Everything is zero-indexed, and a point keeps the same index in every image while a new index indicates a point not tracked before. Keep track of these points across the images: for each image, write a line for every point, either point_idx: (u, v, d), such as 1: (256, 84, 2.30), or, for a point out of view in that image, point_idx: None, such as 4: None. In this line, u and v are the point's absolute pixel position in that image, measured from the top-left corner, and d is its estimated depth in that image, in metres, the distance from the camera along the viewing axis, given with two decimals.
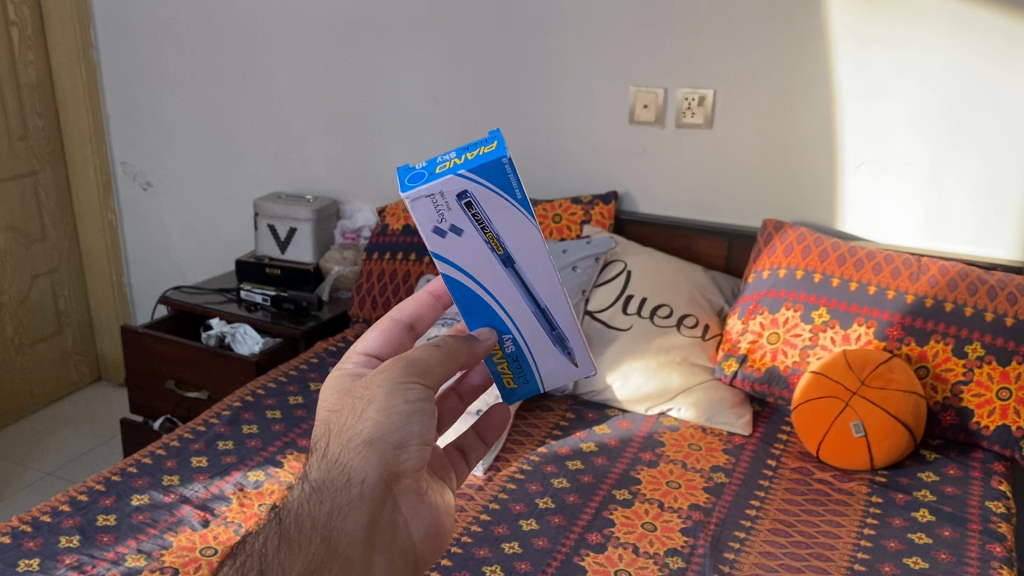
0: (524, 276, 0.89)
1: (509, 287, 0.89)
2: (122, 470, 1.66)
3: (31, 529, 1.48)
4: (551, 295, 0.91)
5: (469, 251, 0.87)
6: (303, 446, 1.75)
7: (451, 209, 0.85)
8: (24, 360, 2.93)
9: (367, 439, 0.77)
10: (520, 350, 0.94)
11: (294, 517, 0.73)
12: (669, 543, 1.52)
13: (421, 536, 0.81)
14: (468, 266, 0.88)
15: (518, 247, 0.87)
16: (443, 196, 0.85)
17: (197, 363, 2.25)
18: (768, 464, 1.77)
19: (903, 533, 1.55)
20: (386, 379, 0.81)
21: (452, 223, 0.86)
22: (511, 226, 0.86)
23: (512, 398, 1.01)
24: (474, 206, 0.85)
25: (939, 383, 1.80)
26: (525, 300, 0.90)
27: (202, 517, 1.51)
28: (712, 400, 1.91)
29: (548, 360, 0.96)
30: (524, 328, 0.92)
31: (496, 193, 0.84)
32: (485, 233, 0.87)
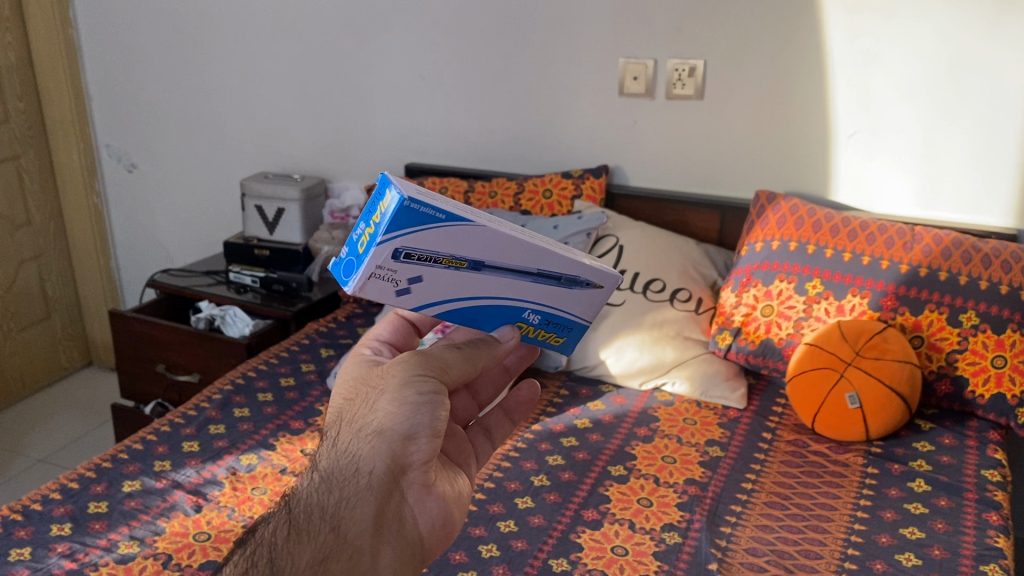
0: (500, 264, 0.86)
1: (495, 281, 0.87)
2: (113, 456, 1.64)
3: (21, 518, 1.46)
4: (534, 257, 0.86)
5: (440, 283, 0.85)
6: (296, 429, 1.74)
7: (396, 271, 0.83)
8: (14, 346, 2.90)
9: (378, 429, 0.77)
10: (546, 313, 0.91)
11: (303, 505, 0.72)
12: (665, 518, 1.51)
13: (430, 527, 0.78)
14: (449, 292, 0.86)
15: (477, 250, 0.84)
16: (384, 267, 0.82)
17: (186, 346, 2.23)
18: (763, 437, 1.76)
19: (900, 503, 1.54)
20: (396, 373, 0.81)
21: (407, 277, 0.83)
22: (453, 241, 0.83)
23: (569, 348, 0.97)
24: (412, 253, 0.82)
25: (934, 352, 1.80)
26: (518, 279, 0.87)
27: (194, 502, 1.50)
28: (707, 374, 1.91)
29: (575, 302, 0.91)
30: (534, 297, 0.89)
31: (421, 229, 0.81)
32: (441, 261, 0.84)
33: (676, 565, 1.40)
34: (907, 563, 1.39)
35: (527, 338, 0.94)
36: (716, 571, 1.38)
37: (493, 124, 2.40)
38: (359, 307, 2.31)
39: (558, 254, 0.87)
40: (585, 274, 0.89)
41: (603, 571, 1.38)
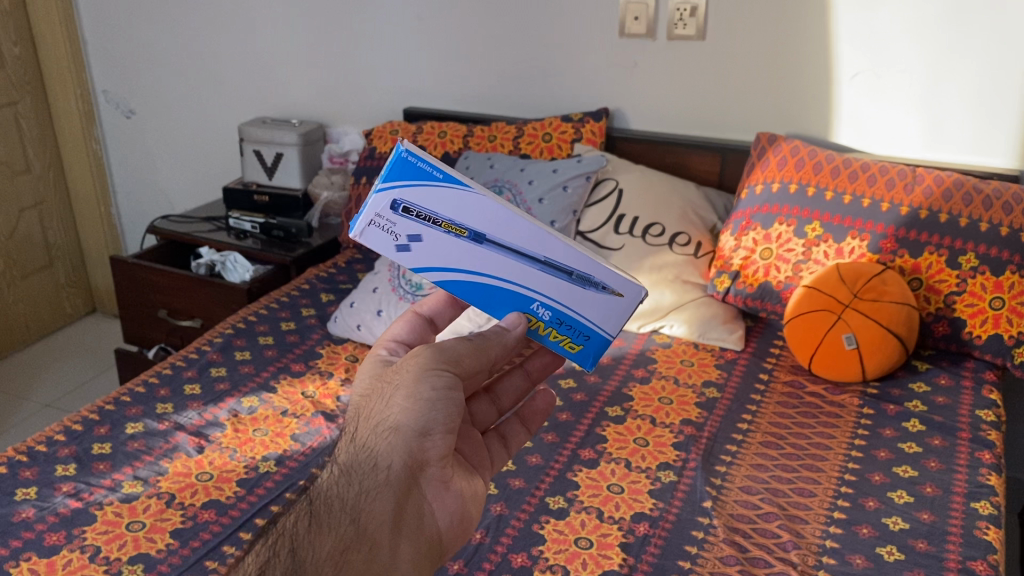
0: (500, 240, 0.97)
1: (497, 258, 0.97)
2: (116, 399, 1.65)
3: (27, 459, 1.47)
4: (538, 243, 0.97)
5: (438, 244, 0.97)
6: (297, 372, 1.76)
7: (395, 222, 0.96)
8: (18, 293, 2.91)
9: (394, 425, 0.84)
10: (557, 310, 0.99)
11: (324, 497, 0.78)
12: (660, 457, 1.54)
13: (448, 522, 0.85)
14: (451, 261, 0.97)
15: (476, 219, 0.96)
16: (384, 216, 0.96)
17: (187, 292, 2.23)
18: (760, 378, 1.77)
19: (894, 443, 1.56)
20: (412, 369, 0.88)
21: (406, 233, 0.97)
22: (451, 204, 0.96)
23: (588, 360, 1.03)
24: (411, 208, 0.96)
25: (932, 294, 1.80)
26: (523, 262, 0.97)
27: (196, 443, 1.53)
28: (706, 317, 1.91)
29: (587, 304, 0.99)
30: (541, 287, 0.98)
31: (419, 183, 0.95)
32: (440, 223, 0.96)
33: (670, 503, 1.42)
34: (898, 500, 1.41)
35: (541, 338, 1.02)
36: (710, 508, 1.40)
37: (493, 66, 2.37)
38: (360, 252, 2.31)
39: (562, 243, 0.97)
40: (598, 276, 0.98)
41: (598, 509, 1.41)
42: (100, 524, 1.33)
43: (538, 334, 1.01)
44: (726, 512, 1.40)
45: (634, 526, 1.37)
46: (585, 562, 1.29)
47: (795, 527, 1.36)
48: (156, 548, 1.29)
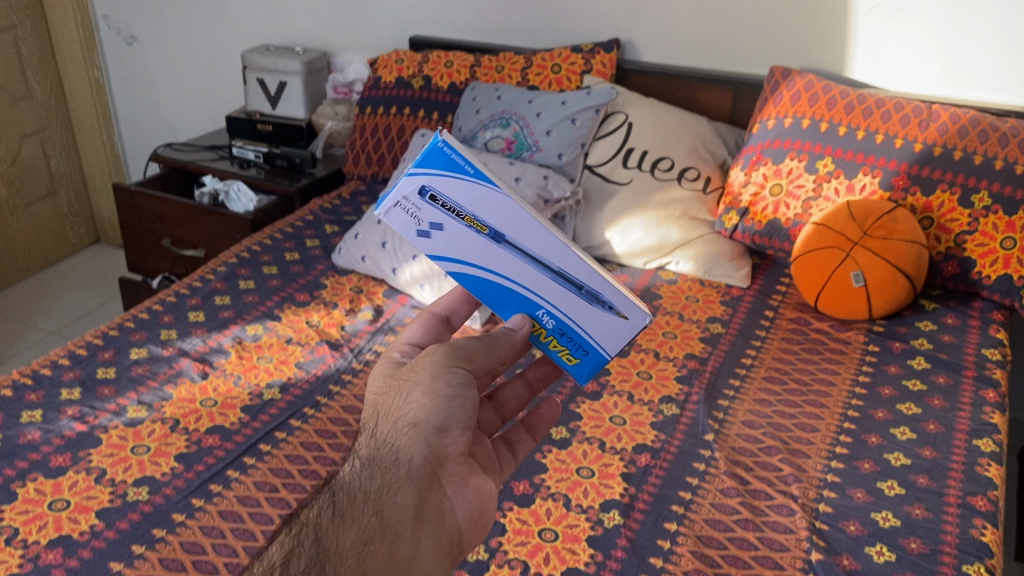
0: (518, 243, 0.94)
1: (510, 259, 0.95)
2: (120, 325, 1.65)
3: (32, 382, 1.47)
4: (553, 252, 0.93)
5: (456, 236, 0.96)
6: (301, 302, 1.75)
7: (421, 208, 0.97)
8: (21, 222, 2.90)
9: (414, 421, 0.82)
10: (561, 321, 0.96)
11: (346, 490, 0.76)
12: (663, 391, 1.54)
13: (468, 519, 0.82)
14: (465, 254, 0.96)
15: (497, 218, 0.94)
16: (411, 200, 0.98)
17: (191, 221, 2.22)
18: (765, 315, 1.77)
19: (899, 380, 1.56)
20: (429, 365, 0.87)
21: (430, 220, 0.97)
22: (476, 199, 0.94)
23: (584, 374, 0.99)
24: (438, 196, 0.96)
25: (943, 233, 1.78)
26: (534, 268, 0.94)
27: (201, 369, 1.53)
28: (711, 256, 1.89)
29: (592, 320, 0.95)
30: (548, 295, 0.95)
31: (448, 174, 0.95)
32: (463, 216, 0.95)
33: (673, 435, 1.43)
34: (901, 437, 1.41)
35: (544, 345, 0.99)
36: (712, 442, 1.41)
37: None
38: (364, 184, 2.29)
39: (575, 255, 0.93)
40: (607, 295, 0.93)
41: (601, 440, 1.42)
42: (106, 447, 1.34)
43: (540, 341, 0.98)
44: (728, 445, 1.41)
45: (636, 457, 1.38)
46: (586, 491, 1.31)
47: (797, 460, 1.37)
48: (162, 471, 1.30)
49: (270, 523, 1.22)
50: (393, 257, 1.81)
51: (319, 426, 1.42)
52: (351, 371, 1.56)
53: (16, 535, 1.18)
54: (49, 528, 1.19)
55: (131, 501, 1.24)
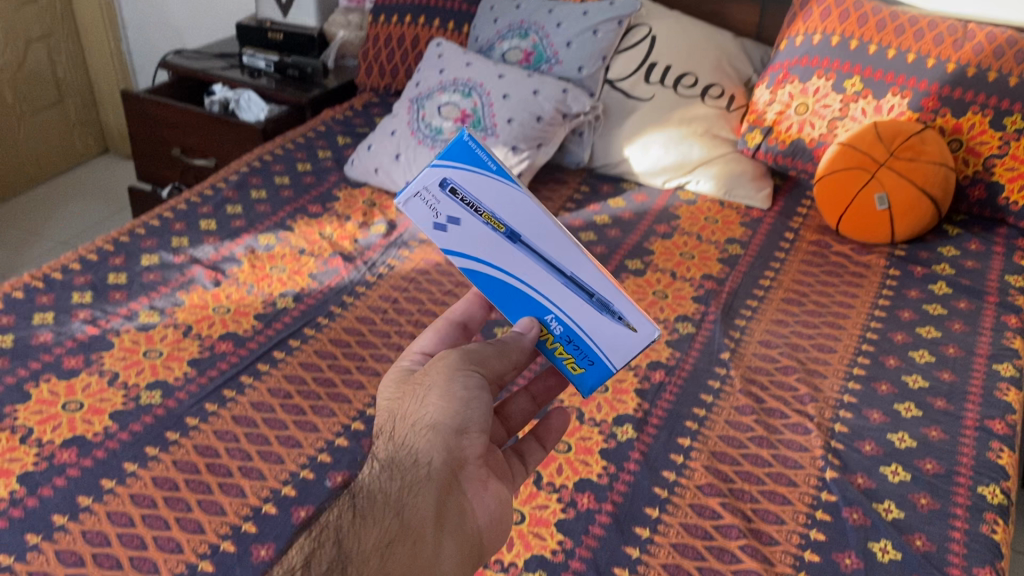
0: (535, 245, 0.88)
1: (525, 260, 0.88)
2: (130, 231, 1.63)
3: (43, 286, 1.45)
4: (569, 257, 0.88)
5: (473, 233, 0.89)
6: (314, 213, 1.73)
7: (439, 200, 0.89)
8: (29, 130, 2.85)
9: (431, 423, 0.79)
10: (569, 328, 0.90)
11: (365, 494, 0.74)
12: (679, 310, 1.52)
13: (489, 522, 0.79)
14: (480, 252, 0.89)
15: (516, 217, 0.87)
16: (430, 191, 0.89)
17: (201, 130, 2.18)
18: (785, 237, 1.73)
19: (919, 305, 1.53)
20: (444, 368, 0.83)
21: (447, 213, 0.89)
22: (497, 197, 0.87)
23: (587, 386, 0.93)
24: (458, 190, 0.89)
25: (971, 157, 1.73)
26: (547, 271, 0.88)
27: (213, 277, 1.51)
28: (733, 174, 1.85)
29: (602, 331, 0.89)
30: (559, 301, 0.89)
31: (470, 169, 0.88)
32: (481, 212, 0.88)
33: (688, 353, 1.42)
34: (919, 360, 1.40)
35: (548, 349, 0.93)
36: (727, 360, 1.39)
37: None
38: (377, 97, 2.24)
39: (590, 262, 0.87)
40: (618, 306, 0.87)
41: None
42: (118, 351, 1.33)
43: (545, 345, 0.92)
44: (744, 364, 1.39)
45: (650, 374, 1.37)
46: (600, 406, 1.30)
47: (814, 381, 1.35)
48: (175, 376, 1.30)
49: (283, 429, 1.22)
50: (407, 170, 1.78)
51: (333, 336, 1.41)
52: (364, 283, 1.54)
53: (31, 434, 1.18)
54: (63, 429, 1.19)
55: (144, 405, 1.24)
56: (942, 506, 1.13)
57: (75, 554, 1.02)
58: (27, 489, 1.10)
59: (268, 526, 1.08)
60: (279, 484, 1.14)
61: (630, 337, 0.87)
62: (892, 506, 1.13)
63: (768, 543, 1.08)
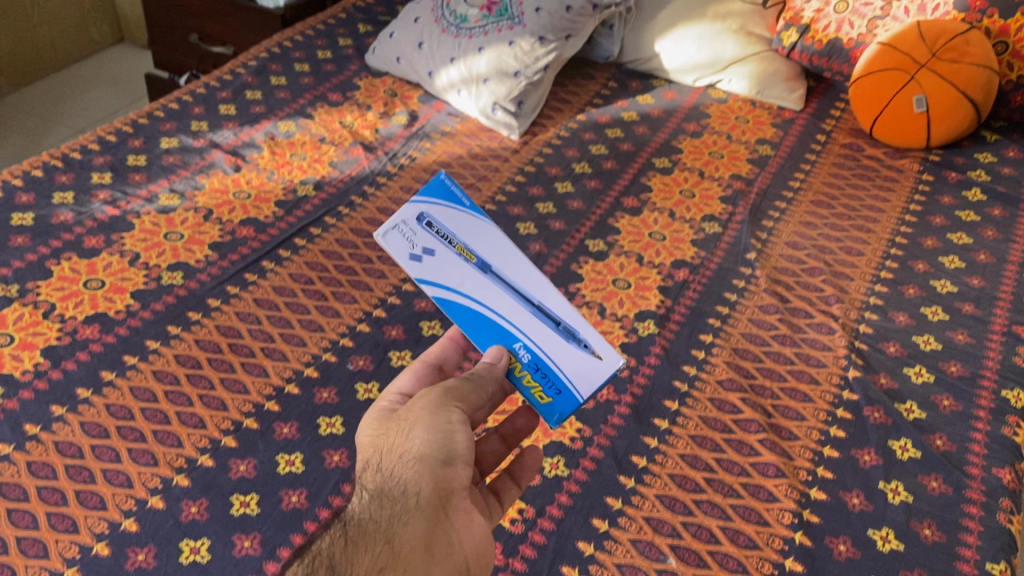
0: (505, 278, 0.87)
1: (496, 290, 0.87)
2: (149, 114, 1.60)
3: (62, 166, 1.43)
4: (539, 288, 0.87)
5: (447, 264, 0.88)
6: (334, 102, 1.69)
7: (416, 232, 0.89)
8: (43, 17, 2.74)
9: (416, 455, 0.68)
10: (537, 355, 0.84)
11: (353, 521, 0.63)
12: (706, 210, 1.49)
13: (479, 563, 0.68)
14: (452, 281, 0.87)
15: (490, 250, 0.89)
16: (407, 225, 0.89)
17: (219, 16, 2.12)
18: (817, 140, 1.69)
19: (951, 211, 1.50)
20: (426, 400, 0.74)
21: (423, 245, 0.88)
22: (472, 232, 0.89)
23: (553, 418, 0.82)
24: (434, 224, 0.89)
25: (1016, 61, 1.65)
26: (515, 300, 0.86)
27: (233, 162, 1.49)
28: (765, 73, 1.79)
29: (568, 357, 0.84)
30: (528, 328, 0.85)
31: (448, 205, 0.90)
32: (455, 245, 0.88)
33: (713, 253, 1.40)
34: (949, 266, 1.37)
35: (519, 382, 0.84)
36: (754, 260, 1.37)
37: None
38: None
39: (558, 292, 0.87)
40: (582, 335, 0.85)
41: (639, 254, 1.39)
42: (139, 232, 1.32)
43: (515, 375, 0.83)
44: (770, 265, 1.37)
45: (674, 272, 1.35)
46: (622, 302, 1.29)
47: (840, 283, 1.33)
48: (196, 259, 1.29)
49: (305, 314, 1.22)
50: (430, 59, 1.72)
51: (354, 225, 1.39)
52: (386, 173, 1.52)
53: (54, 310, 1.18)
54: (86, 305, 1.19)
55: (166, 285, 1.24)
56: (964, 408, 1.13)
57: (99, 426, 1.03)
58: (52, 363, 1.10)
59: (291, 406, 1.09)
60: (301, 366, 1.14)
61: (597, 362, 0.83)
62: (914, 406, 1.13)
63: (788, 439, 1.08)
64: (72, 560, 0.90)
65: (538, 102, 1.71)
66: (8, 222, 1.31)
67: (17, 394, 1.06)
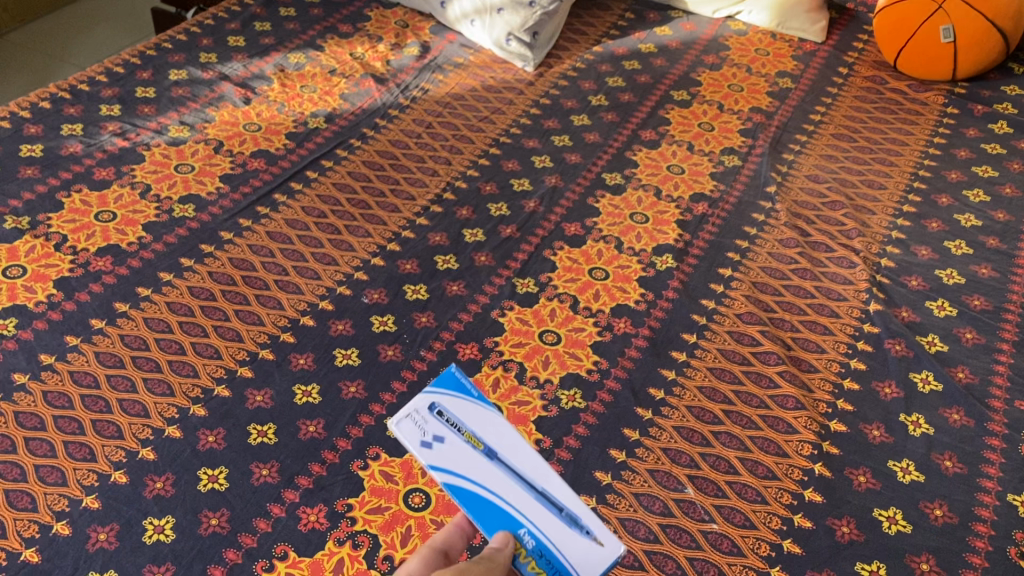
0: (515, 471, 0.63)
1: (503, 479, 0.63)
2: (156, 46, 1.56)
3: (70, 97, 1.41)
4: (545, 478, 0.63)
5: (452, 450, 0.64)
6: (345, 33, 1.65)
7: (424, 416, 0.65)
8: None
9: None
10: (544, 541, 0.60)
11: None
12: (725, 143, 1.46)
13: None
14: (455, 465, 0.63)
15: (505, 442, 0.65)
16: (417, 410, 0.66)
17: None
18: (839, 72, 1.65)
19: (976, 144, 1.47)
20: None
21: (432, 430, 0.65)
22: (484, 428, 0.65)
23: None
24: (444, 412, 0.66)
25: None
26: (523, 490, 0.62)
27: (243, 95, 1.46)
28: (787, 3, 1.73)
29: (576, 553, 0.60)
30: (531, 513, 0.62)
31: (459, 394, 0.67)
32: (462, 429, 0.65)
33: (732, 186, 1.37)
34: (974, 199, 1.35)
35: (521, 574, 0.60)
36: (774, 194, 1.35)
37: None
38: None
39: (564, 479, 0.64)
40: (592, 525, 0.62)
41: (657, 188, 1.36)
42: (149, 165, 1.30)
43: (517, 565, 0.60)
44: (790, 199, 1.34)
45: (692, 206, 1.33)
46: (639, 236, 1.27)
47: (862, 217, 1.31)
48: (207, 191, 1.27)
49: (319, 247, 1.21)
50: None
51: (366, 158, 1.37)
52: (398, 106, 1.49)
53: (65, 242, 1.17)
54: (97, 238, 1.18)
55: (178, 217, 1.22)
56: (988, 341, 1.11)
57: (114, 357, 1.03)
58: (65, 294, 1.10)
59: (306, 338, 1.08)
60: (316, 298, 1.13)
61: (606, 552, 0.60)
62: (936, 339, 1.11)
63: (808, 371, 1.07)
64: (91, 488, 0.90)
65: (554, 33, 1.67)
66: (17, 154, 1.29)
67: (31, 325, 1.05)
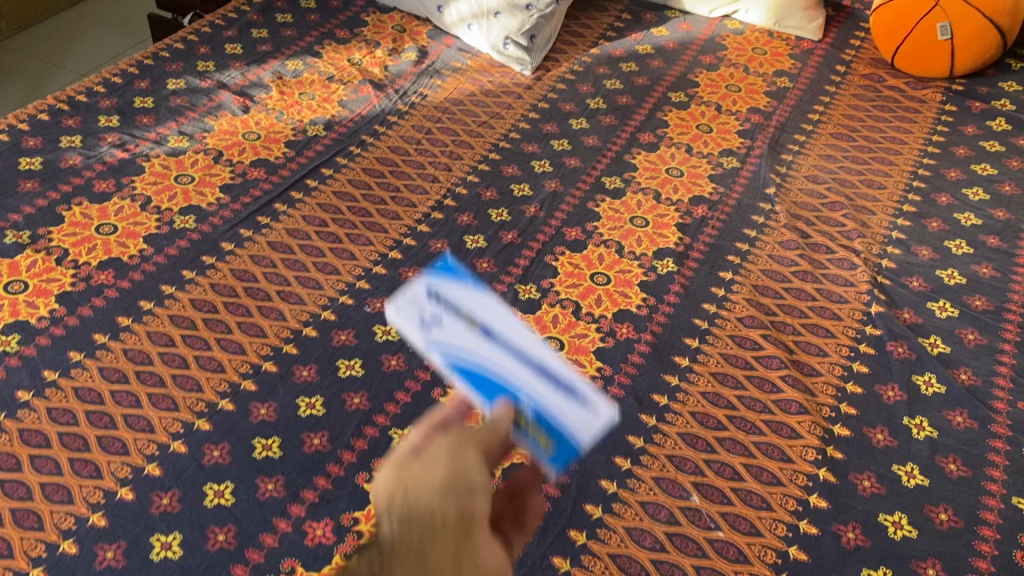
0: (509, 338, 0.63)
1: (501, 348, 0.62)
2: (154, 55, 1.56)
3: (68, 109, 1.41)
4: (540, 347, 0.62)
5: (451, 324, 0.64)
6: (342, 39, 1.65)
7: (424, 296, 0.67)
8: None
9: (434, 480, 0.48)
10: (542, 404, 0.59)
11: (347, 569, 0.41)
12: (724, 145, 1.46)
13: None
14: (457, 342, 0.63)
15: (495, 313, 0.65)
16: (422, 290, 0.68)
17: None
18: (836, 71, 1.65)
19: (975, 141, 1.47)
20: (435, 426, 0.53)
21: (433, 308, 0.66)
22: (478, 302, 0.66)
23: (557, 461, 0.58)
24: (441, 293, 0.66)
25: None
26: (520, 357, 0.62)
27: (241, 103, 1.46)
28: (783, 2, 1.72)
29: (574, 419, 0.59)
30: (528, 379, 0.60)
31: (453, 278, 0.68)
32: (459, 311, 0.65)
33: (731, 189, 1.37)
34: (973, 198, 1.35)
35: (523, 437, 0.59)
36: (773, 196, 1.35)
37: None
38: None
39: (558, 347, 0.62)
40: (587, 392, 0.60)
41: (656, 191, 1.36)
42: (149, 176, 1.30)
43: (517, 431, 0.58)
44: (790, 201, 1.35)
45: (692, 209, 1.33)
46: (640, 240, 1.27)
47: (862, 217, 1.31)
48: (207, 202, 1.27)
49: (320, 257, 1.21)
50: None
51: (366, 166, 1.37)
52: (397, 112, 1.49)
53: (67, 256, 1.17)
54: (99, 251, 1.18)
55: (179, 229, 1.22)
56: (990, 341, 1.11)
57: (118, 372, 1.03)
58: (67, 309, 1.10)
59: (309, 349, 1.08)
60: (318, 309, 1.13)
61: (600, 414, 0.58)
62: (938, 340, 1.12)
63: (810, 375, 1.07)
64: (97, 505, 0.90)
65: (552, 36, 1.67)
66: (16, 168, 1.28)
67: (35, 341, 1.05)
